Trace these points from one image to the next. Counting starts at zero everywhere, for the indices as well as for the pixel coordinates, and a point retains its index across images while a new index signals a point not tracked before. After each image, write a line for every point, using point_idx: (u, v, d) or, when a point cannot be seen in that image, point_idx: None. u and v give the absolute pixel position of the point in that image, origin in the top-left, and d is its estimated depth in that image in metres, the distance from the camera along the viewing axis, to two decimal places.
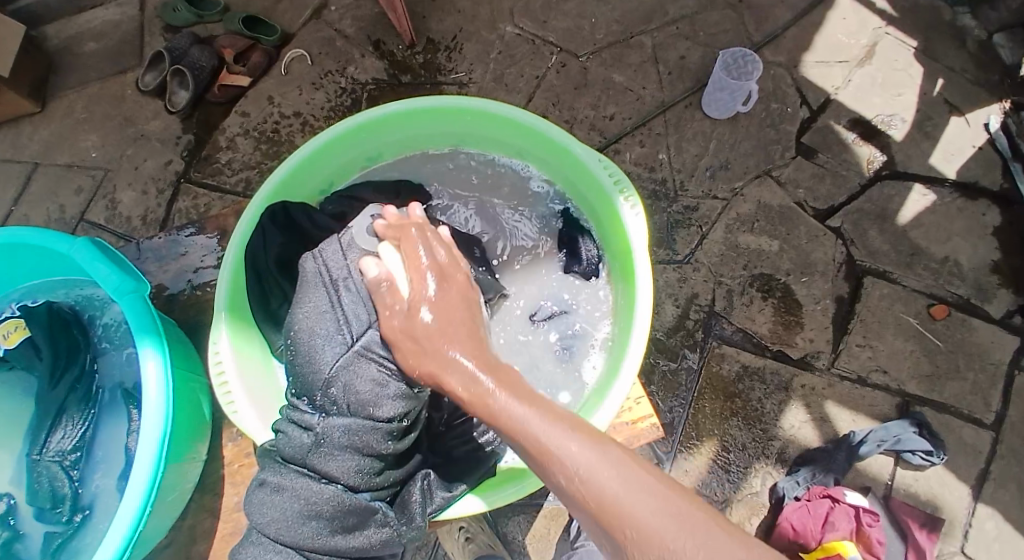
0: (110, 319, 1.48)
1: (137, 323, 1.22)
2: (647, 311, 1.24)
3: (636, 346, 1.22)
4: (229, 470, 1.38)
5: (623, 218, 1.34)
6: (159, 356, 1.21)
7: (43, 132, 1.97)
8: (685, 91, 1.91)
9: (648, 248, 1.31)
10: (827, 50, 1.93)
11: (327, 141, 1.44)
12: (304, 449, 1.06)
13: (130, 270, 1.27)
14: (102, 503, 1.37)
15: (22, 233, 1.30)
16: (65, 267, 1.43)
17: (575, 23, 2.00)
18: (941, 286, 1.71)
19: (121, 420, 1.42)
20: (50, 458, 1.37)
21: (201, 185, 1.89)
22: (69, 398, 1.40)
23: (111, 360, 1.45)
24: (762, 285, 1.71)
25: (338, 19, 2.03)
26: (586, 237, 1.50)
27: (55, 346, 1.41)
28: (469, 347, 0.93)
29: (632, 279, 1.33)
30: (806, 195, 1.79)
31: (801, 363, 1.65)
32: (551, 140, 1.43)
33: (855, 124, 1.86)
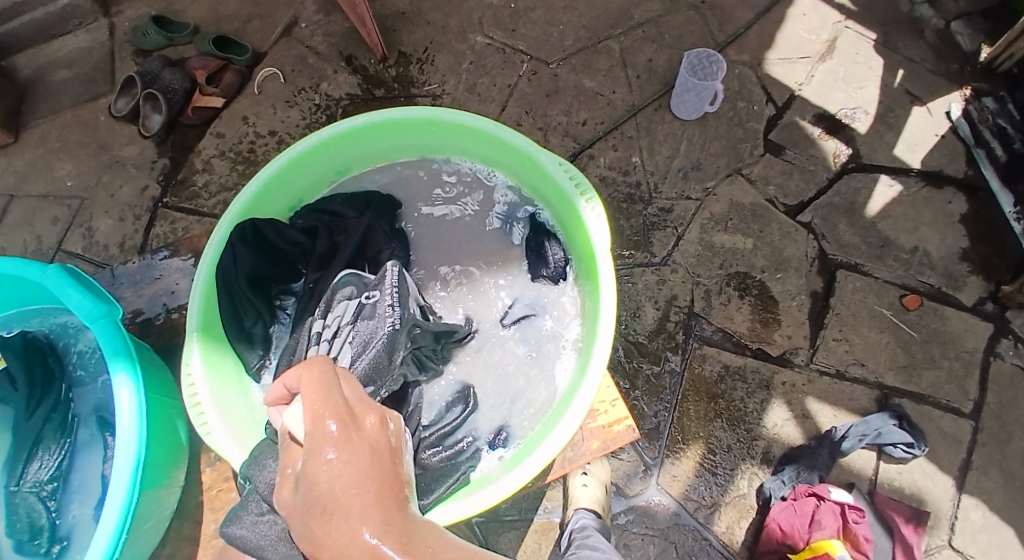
0: (84, 347, 1.47)
1: (110, 348, 1.23)
2: (611, 311, 1.27)
3: (603, 342, 1.25)
4: (208, 495, 1.39)
5: (585, 219, 1.37)
6: (133, 382, 1.22)
7: (17, 162, 1.96)
8: (653, 94, 1.94)
9: (610, 249, 1.33)
10: (789, 47, 1.97)
11: (295, 157, 1.45)
12: None
13: (104, 296, 1.27)
14: (79, 532, 1.37)
15: None
16: (38, 296, 1.43)
17: (543, 31, 2.02)
18: (912, 276, 1.75)
19: (98, 448, 1.42)
20: (27, 489, 1.37)
21: (178, 209, 1.89)
22: (45, 428, 1.40)
23: (87, 389, 1.45)
24: (738, 284, 1.73)
25: (309, 36, 2.04)
26: (552, 241, 1.52)
27: (31, 376, 1.42)
28: (365, 512, 0.69)
29: (596, 279, 1.35)
30: (777, 192, 1.82)
31: (780, 361, 1.67)
32: (514, 147, 1.45)
33: (820, 119, 1.89)
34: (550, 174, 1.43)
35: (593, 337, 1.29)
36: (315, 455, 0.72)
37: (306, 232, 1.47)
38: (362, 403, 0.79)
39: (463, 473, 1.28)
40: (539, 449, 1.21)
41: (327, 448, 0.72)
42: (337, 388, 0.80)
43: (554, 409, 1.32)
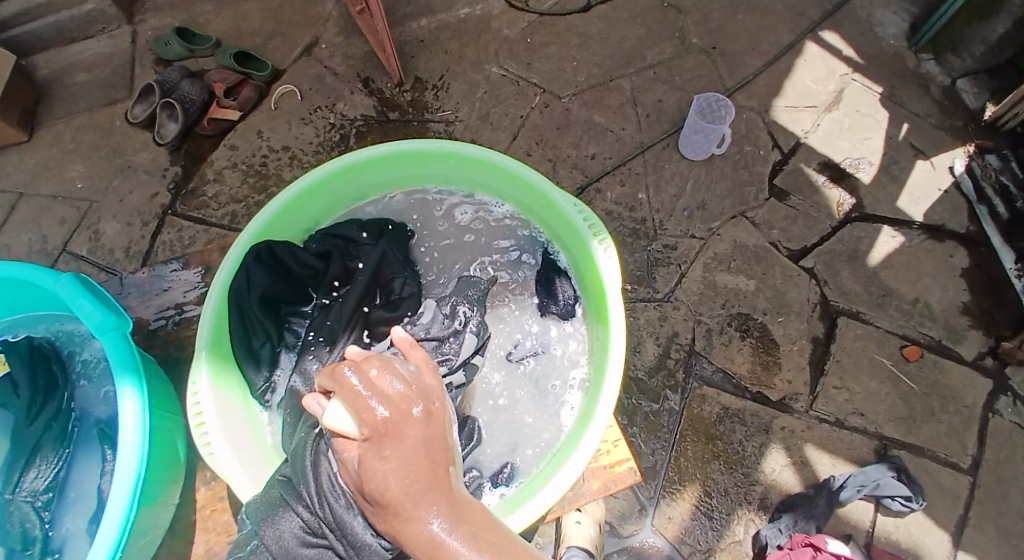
0: (89, 355, 1.47)
1: (118, 360, 1.22)
2: (620, 355, 1.26)
3: (610, 391, 1.24)
4: (201, 514, 1.33)
5: (596, 259, 1.37)
6: (138, 396, 1.21)
7: (29, 161, 1.97)
8: (663, 133, 1.96)
9: (620, 289, 1.33)
10: (797, 95, 2.00)
11: (312, 182, 1.47)
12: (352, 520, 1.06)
13: (113, 306, 1.26)
14: (71, 546, 1.34)
15: (8, 270, 1.31)
16: (48, 303, 1.43)
17: (557, 66, 2.06)
18: (914, 326, 1.75)
19: (97, 460, 1.39)
20: (22, 498, 1.34)
21: (186, 217, 1.89)
22: (44, 437, 1.37)
23: (89, 398, 1.44)
24: (739, 325, 1.73)
25: (328, 57, 2.07)
26: (563, 278, 1.52)
27: (35, 382, 1.40)
28: (422, 497, 0.75)
29: (606, 319, 1.34)
30: (781, 235, 1.84)
31: (780, 406, 1.67)
32: (531, 185, 1.46)
33: (827, 167, 1.92)
34: (565, 213, 1.43)
35: (600, 379, 1.29)
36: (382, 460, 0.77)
37: (320, 258, 1.46)
38: (418, 375, 0.84)
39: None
40: (545, 488, 1.20)
41: (394, 451, 0.77)
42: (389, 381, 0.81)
43: (561, 446, 1.31)
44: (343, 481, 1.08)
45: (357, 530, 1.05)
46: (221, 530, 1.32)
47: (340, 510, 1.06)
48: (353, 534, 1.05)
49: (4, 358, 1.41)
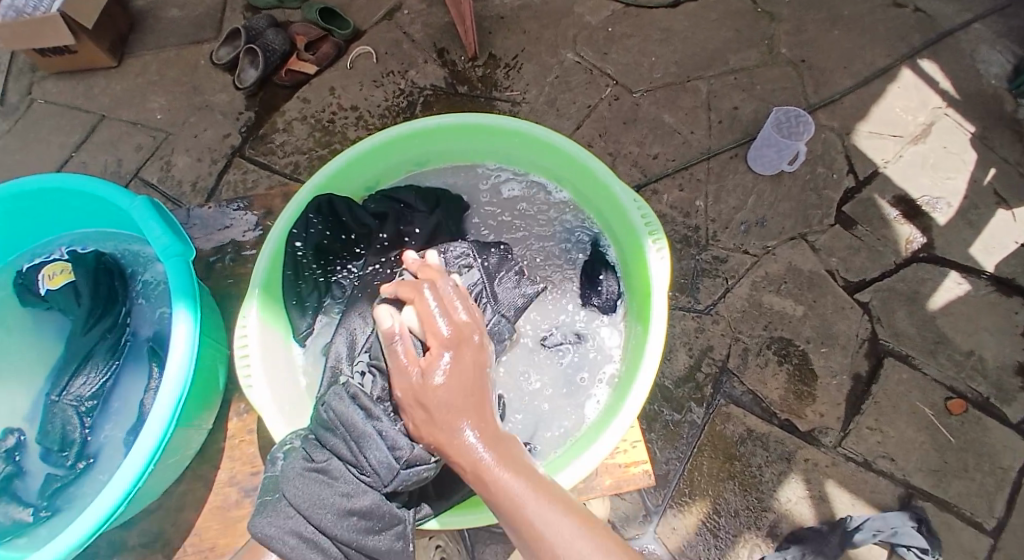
0: (150, 277, 1.53)
1: (178, 285, 1.27)
2: (655, 360, 1.25)
3: (639, 394, 1.23)
4: (229, 443, 1.36)
5: (649, 260, 1.35)
6: (191, 320, 1.25)
7: (115, 86, 2.06)
8: (733, 142, 1.92)
9: (667, 292, 1.32)
10: (882, 122, 1.93)
11: (383, 139, 1.48)
12: (351, 423, 1.15)
13: (180, 232, 1.30)
14: (107, 454, 1.40)
15: (87, 183, 1.37)
16: (120, 222, 1.51)
17: (634, 59, 2.04)
18: (963, 380, 1.67)
19: (142, 375, 1.46)
20: (68, 402, 1.41)
21: (252, 161, 1.95)
22: (98, 346, 1.45)
23: (144, 316, 1.50)
24: (779, 349, 1.69)
25: (409, 23, 2.09)
26: (609, 272, 1.51)
27: (96, 294, 1.48)
28: (473, 418, 0.98)
29: (647, 319, 1.33)
30: (840, 264, 1.78)
31: (807, 437, 1.62)
32: (593, 176, 1.45)
33: (900, 202, 1.84)
34: (623, 208, 1.42)
35: (631, 377, 1.29)
36: (430, 371, 1.00)
37: (377, 218, 1.48)
38: (471, 318, 1.09)
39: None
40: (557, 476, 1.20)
41: (435, 375, 0.99)
42: (458, 310, 1.09)
43: (580, 438, 1.31)
44: (347, 390, 1.20)
45: (354, 426, 1.14)
46: (245, 461, 1.34)
47: (342, 412, 1.16)
48: (353, 427, 1.14)
49: (70, 267, 1.51)
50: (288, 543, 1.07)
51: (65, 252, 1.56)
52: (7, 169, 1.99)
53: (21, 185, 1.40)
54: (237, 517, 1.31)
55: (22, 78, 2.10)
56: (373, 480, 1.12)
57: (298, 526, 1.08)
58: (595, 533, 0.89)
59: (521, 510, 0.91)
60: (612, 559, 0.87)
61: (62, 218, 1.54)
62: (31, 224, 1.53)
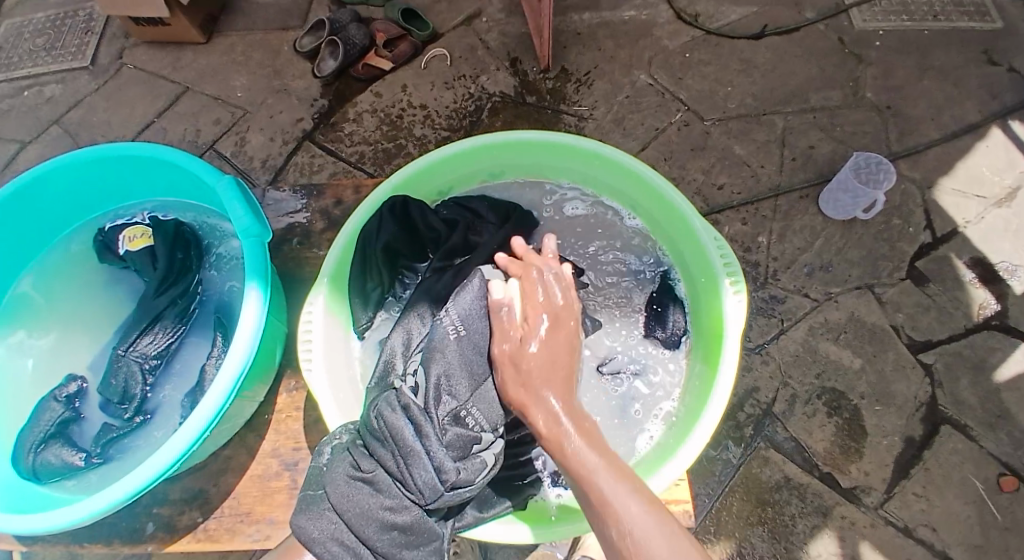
0: (225, 251, 1.59)
1: (252, 263, 1.28)
2: (722, 403, 1.22)
3: (700, 437, 1.20)
4: (275, 417, 1.37)
5: (724, 301, 1.32)
6: (261, 297, 1.27)
7: (202, 61, 2.14)
8: (805, 181, 1.87)
9: (740, 336, 1.29)
10: (967, 180, 1.85)
11: (465, 147, 1.51)
12: (401, 439, 1.12)
13: (260, 216, 1.34)
14: (163, 412, 1.43)
15: (176, 155, 1.44)
16: (201, 194, 1.57)
17: (709, 87, 2.01)
18: (1022, 461, 1.56)
19: (207, 343, 1.50)
20: (133, 358, 1.44)
21: (321, 146, 1.99)
22: (167, 309, 1.48)
23: (214, 287, 1.55)
24: (830, 401, 1.62)
25: (486, 30, 2.11)
26: (676, 307, 1.47)
27: (172, 259, 1.52)
28: (561, 392, 1.08)
29: (716, 360, 1.30)
30: (905, 321, 1.70)
31: (847, 494, 1.55)
32: (674, 209, 1.44)
33: (975, 264, 1.75)
34: (701, 244, 1.39)
35: (695, 418, 1.26)
36: (530, 338, 1.15)
37: (446, 223, 1.50)
38: (565, 304, 1.19)
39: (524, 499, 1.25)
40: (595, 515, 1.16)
41: (530, 346, 1.14)
42: (556, 294, 1.20)
43: None
44: (400, 399, 1.16)
45: (406, 442, 1.12)
46: (289, 435, 1.35)
47: (395, 426, 1.13)
48: (404, 443, 1.12)
49: (150, 232, 1.56)
50: (329, 548, 1.08)
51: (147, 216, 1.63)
52: (92, 126, 2.08)
53: (117, 147, 1.48)
54: (275, 488, 1.31)
55: (114, 43, 2.20)
56: (418, 498, 1.10)
57: (341, 532, 1.09)
58: (658, 513, 0.94)
59: (600, 486, 0.97)
60: (670, 535, 0.92)
61: (148, 183, 1.60)
62: (117, 183, 1.60)
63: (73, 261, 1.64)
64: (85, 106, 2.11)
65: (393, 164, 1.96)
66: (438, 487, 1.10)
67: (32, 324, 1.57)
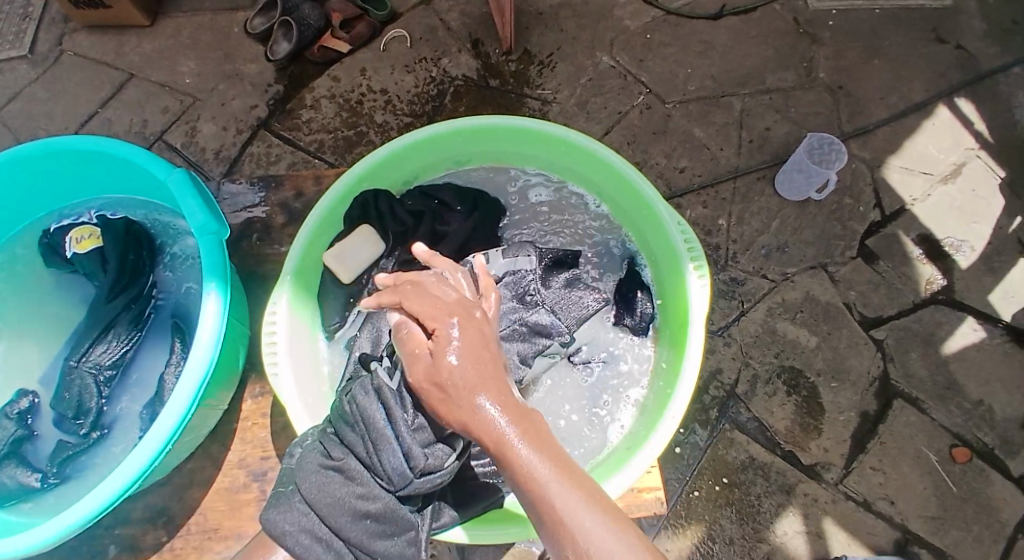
0: (179, 250, 1.54)
1: (210, 263, 1.25)
2: (690, 387, 1.25)
3: (669, 423, 1.23)
4: (241, 425, 1.35)
5: (689, 286, 1.34)
6: (221, 297, 1.23)
7: (146, 46, 2.05)
8: (762, 162, 1.90)
9: (705, 322, 1.31)
10: (915, 158, 1.91)
11: (429, 136, 1.48)
12: (367, 428, 1.09)
13: (217, 212, 1.30)
14: (122, 426, 1.39)
15: (128, 148, 1.37)
16: (153, 190, 1.51)
17: (669, 69, 2.02)
18: (969, 428, 1.65)
19: (164, 349, 1.45)
20: (87, 369, 1.41)
21: (278, 135, 1.93)
22: (121, 316, 1.45)
23: (170, 289, 1.51)
24: (789, 380, 1.68)
25: (445, 10, 2.07)
26: (644, 293, 1.49)
27: (123, 262, 1.47)
28: (498, 403, 0.89)
29: (683, 345, 1.32)
30: (857, 299, 1.76)
31: (809, 471, 1.61)
32: (638, 196, 1.44)
33: (924, 241, 1.82)
34: (666, 230, 1.41)
35: (665, 403, 1.29)
36: (440, 353, 0.93)
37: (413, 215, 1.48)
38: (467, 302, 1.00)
39: (500, 498, 1.22)
40: None
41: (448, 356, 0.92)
42: (447, 292, 1.02)
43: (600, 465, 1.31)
44: (372, 382, 1.14)
45: (374, 427, 1.09)
46: (256, 444, 1.34)
47: (366, 414, 1.10)
48: (373, 426, 1.09)
49: (98, 233, 1.50)
50: (301, 540, 1.07)
51: (95, 215, 1.57)
52: (32, 118, 1.98)
53: (51, 144, 1.40)
54: (244, 501, 1.30)
55: (52, 28, 2.09)
56: (388, 485, 1.07)
57: (313, 525, 1.07)
58: (616, 522, 0.82)
59: (552, 502, 0.82)
60: (625, 541, 0.80)
61: (95, 181, 1.54)
62: (63, 184, 1.54)
63: (16, 263, 1.57)
64: (23, 97, 2.01)
65: (355, 151, 1.92)
66: (408, 474, 1.07)
67: None
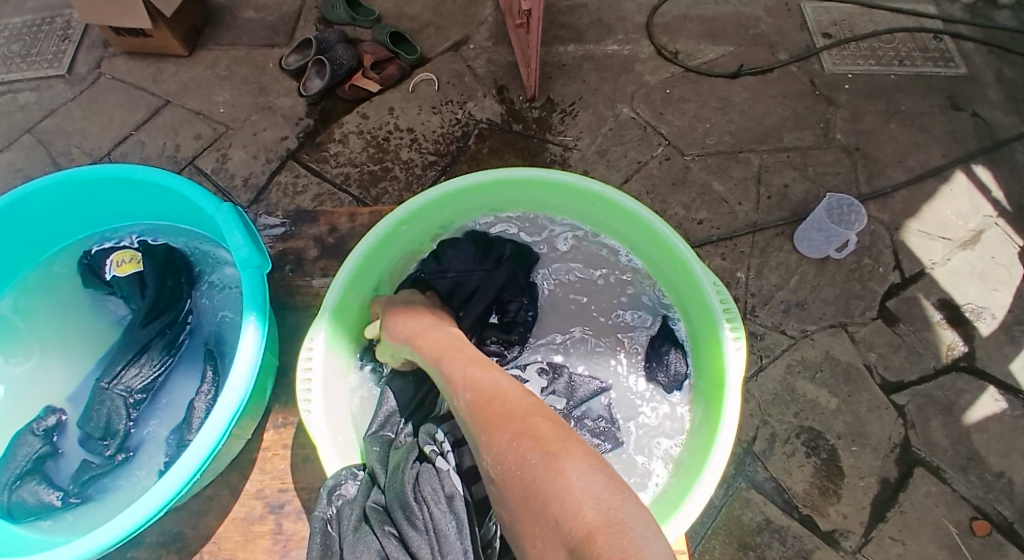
0: (218, 279, 1.55)
1: (249, 296, 1.25)
2: (725, 451, 1.23)
3: (704, 487, 1.20)
4: (260, 454, 1.33)
5: (724, 348, 1.32)
6: (259, 329, 1.23)
7: (182, 74, 2.10)
8: (780, 219, 1.91)
9: (741, 384, 1.28)
10: (933, 223, 1.91)
11: (469, 183, 1.49)
12: (436, 537, 1.11)
13: (260, 245, 1.30)
14: (146, 450, 1.38)
15: (176, 182, 1.40)
16: (195, 220, 1.53)
17: (690, 123, 2.04)
18: (990, 501, 1.61)
19: (195, 377, 1.45)
20: (117, 391, 1.39)
21: (305, 166, 1.95)
22: (155, 341, 1.44)
23: (205, 317, 1.51)
24: (808, 440, 1.65)
25: (473, 57, 2.12)
26: (677, 349, 1.48)
27: (161, 289, 1.48)
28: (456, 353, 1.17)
29: (718, 406, 1.30)
30: (877, 360, 1.74)
31: (826, 537, 1.57)
32: (674, 253, 1.43)
33: (944, 305, 1.81)
34: (701, 288, 1.39)
35: (699, 468, 1.26)
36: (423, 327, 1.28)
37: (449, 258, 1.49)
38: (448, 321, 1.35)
39: None
40: None
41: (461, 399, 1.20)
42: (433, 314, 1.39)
43: None
44: (444, 488, 1.16)
45: (446, 538, 1.10)
46: (275, 475, 1.31)
47: (438, 523, 1.12)
48: (445, 537, 1.10)
49: (139, 258, 1.51)
50: None
51: (136, 241, 1.59)
52: (65, 136, 2.01)
53: (104, 170, 1.43)
54: (258, 533, 1.27)
55: (92, 51, 2.14)
56: None
57: None
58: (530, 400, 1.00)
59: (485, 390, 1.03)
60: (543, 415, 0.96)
61: (138, 207, 1.56)
62: (107, 207, 1.55)
63: (52, 282, 1.58)
64: (60, 115, 2.04)
65: (379, 187, 1.93)
66: None
67: (10, 348, 1.51)
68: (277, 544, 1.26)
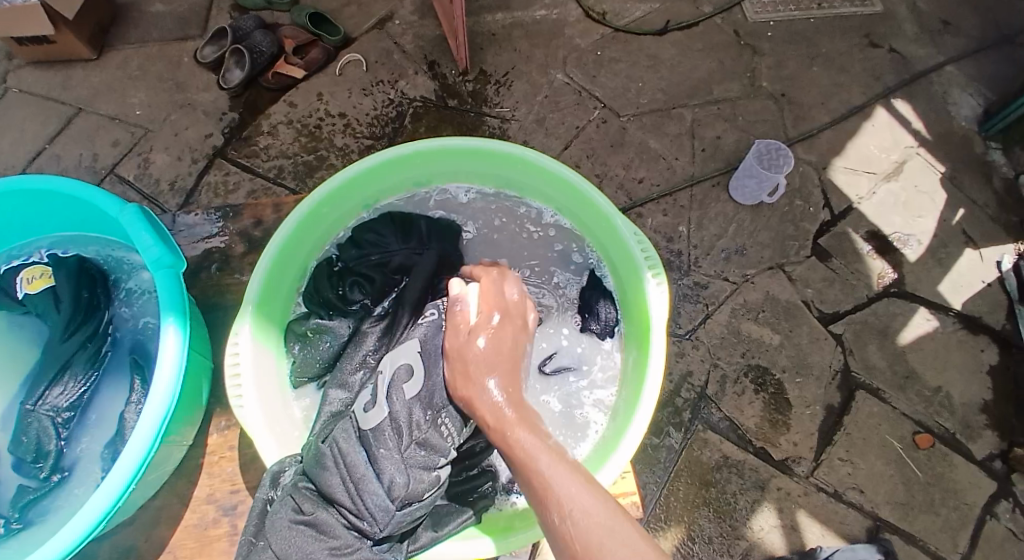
0: (135, 285, 1.52)
1: (168, 299, 1.24)
2: (655, 390, 1.28)
3: (640, 423, 1.25)
4: (208, 459, 1.34)
5: (646, 291, 1.37)
6: (181, 332, 1.22)
7: (93, 78, 2.02)
8: (715, 170, 1.96)
9: (666, 323, 1.34)
10: (857, 159, 1.99)
11: (386, 159, 1.49)
12: (347, 470, 1.14)
13: (172, 244, 1.28)
14: (81, 467, 1.38)
15: (74, 188, 1.35)
16: (104, 225, 1.49)
17: (622, 84, 2.07)
18: (930, 415, 1.71)
19: (124, 386, 1.44)
20: (43, 412, 1.38)
21: (235, 163, 1.92)
22: (77, 355, 1.41)
23: (126, 323, 1.48)
24: (756, 377, 1.73)
25: (399, 33, 2.10)
26: (607, 301, 1.52)
27: (77, 300, 1.44)
28: (509, 385, 1.05)
29: (646, 347, 1.36)
30: (814, 295, 1.82)
31: (780, 466, 1.65)
32: (596, 207, 1.46)
33: (872, 236, 1.90)
34: (623, 239, 1.44)
35: (631, 410, 1.31)
36: (473, 341, 1.09)
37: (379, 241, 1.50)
38: (512, 302, 1.17)
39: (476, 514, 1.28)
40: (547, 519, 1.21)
41: (479, 339, 1.09)
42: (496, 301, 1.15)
43: None
44: (352, 425, 1.20)
45: (355, 467, 1.14)
46: (224, 478, 1.33)
47: (344, 452, 1.16)
48: (355, 468, 1.14)
49: (51, 272, 1.48)
50: None
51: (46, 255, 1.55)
52: None
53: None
54: (213, 537, 1.29)
55: None
56: (367, 522, 1.12)
57: None
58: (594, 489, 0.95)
59: (540, 468, 0.96)
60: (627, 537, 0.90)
61: (43, 221, 1.52)
62: (12, 226, 1.51)
63: None
64: None
65: (315, 176, 1.92)
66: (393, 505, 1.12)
67: None
68: (234, 544, 1.28)
